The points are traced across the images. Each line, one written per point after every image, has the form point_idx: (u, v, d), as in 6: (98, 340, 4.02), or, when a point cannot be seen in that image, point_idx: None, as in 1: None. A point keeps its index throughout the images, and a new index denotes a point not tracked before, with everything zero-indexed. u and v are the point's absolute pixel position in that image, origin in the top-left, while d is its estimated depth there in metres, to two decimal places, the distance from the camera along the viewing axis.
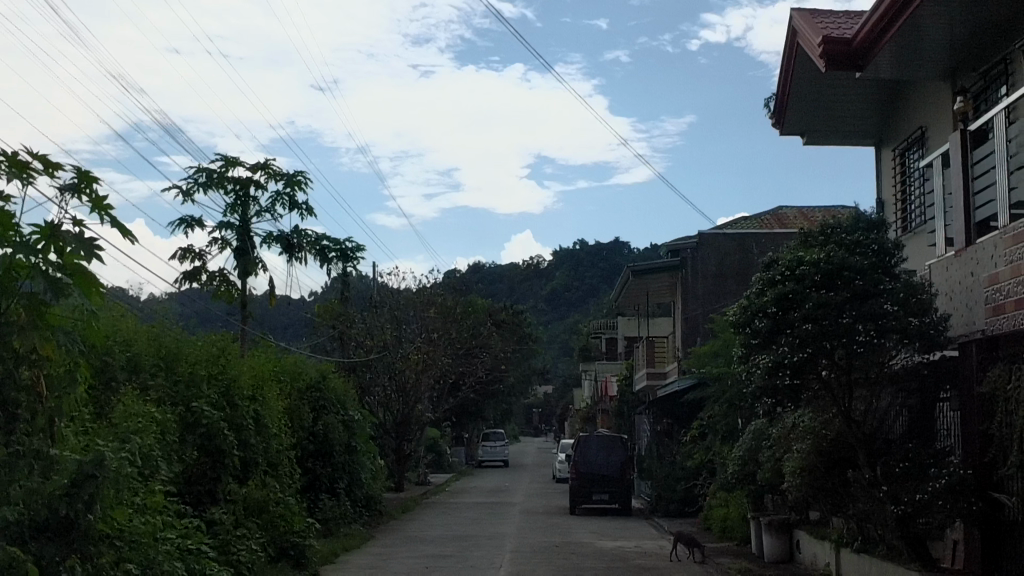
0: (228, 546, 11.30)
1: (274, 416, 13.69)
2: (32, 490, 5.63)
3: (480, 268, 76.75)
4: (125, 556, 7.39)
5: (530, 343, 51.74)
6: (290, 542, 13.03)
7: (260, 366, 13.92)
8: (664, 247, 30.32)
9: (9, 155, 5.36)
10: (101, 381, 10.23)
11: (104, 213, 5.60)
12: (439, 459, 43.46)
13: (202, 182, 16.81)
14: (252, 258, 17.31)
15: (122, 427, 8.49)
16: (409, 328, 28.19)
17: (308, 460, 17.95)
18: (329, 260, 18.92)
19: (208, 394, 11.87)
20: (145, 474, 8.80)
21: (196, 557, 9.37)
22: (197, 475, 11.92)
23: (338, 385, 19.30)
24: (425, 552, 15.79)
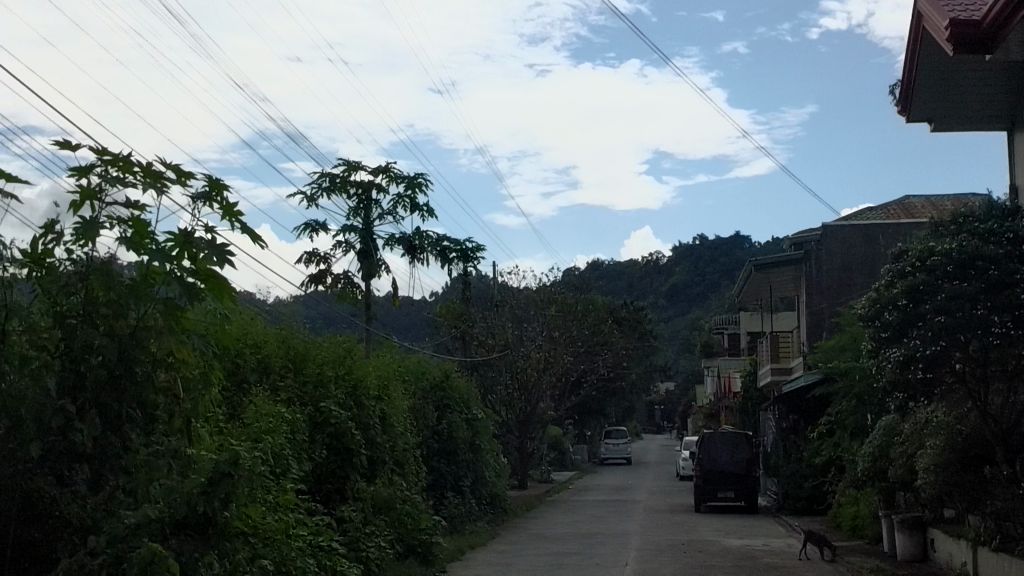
0: (358, 543, 11.46)
1: (400, 415, 13.88)
2: (171, 488, 5.84)
3: (598, 265, 76.76)
4: (259, 552, 7.59)
5: (650, 339, 51.34)
6: (418, 540, 13.07)
7: (386, 366, 14.15)
8: (786, 241, 29.74)
9: (143, 165, 5.60)
10: (233, 383, 10.60)
11: (235, 219, 5.79)
12: (562, 458, 43.51)
13: (325, 187, 17.15)
14: (375, 260, 17.63)
15: (253, 426, 8.76)
16: (530, 327, 28.26)
17: (434, 458, 18.15)
18: (450, 261, 19.13)
19: (336, 393, 12.13)
20: (276, 473, 9.05)
21: (327, 554, 9.59)
22: (326, 474, 12.15)
23: (461, 383, 19.54)
24: (550, 550, 15.82)
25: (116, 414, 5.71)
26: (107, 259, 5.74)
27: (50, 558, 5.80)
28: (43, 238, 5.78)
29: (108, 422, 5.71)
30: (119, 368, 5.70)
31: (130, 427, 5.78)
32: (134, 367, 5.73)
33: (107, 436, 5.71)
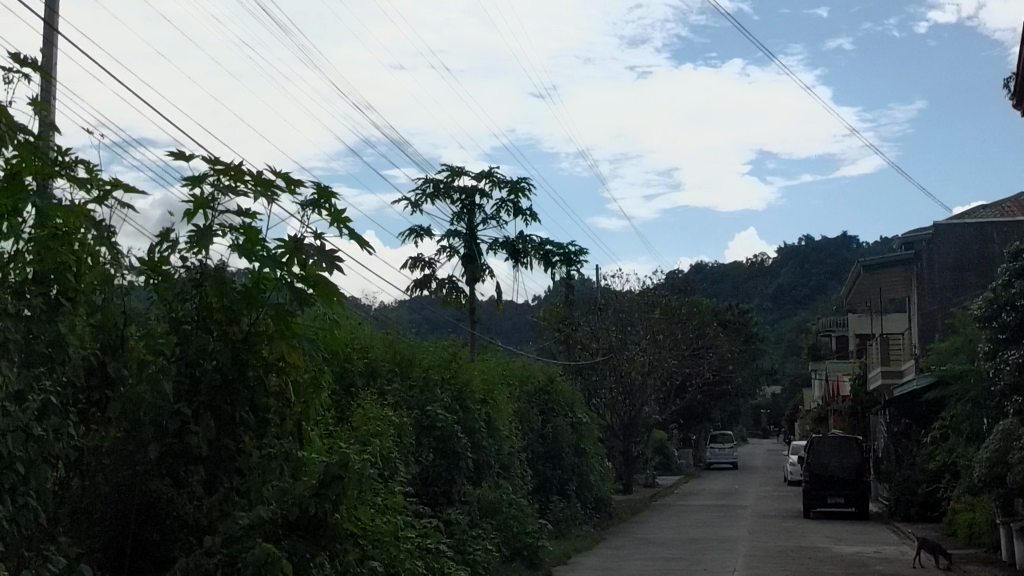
0: (465, 546, 11.47)
1: (505, 419, 13.94)
2: (284, 490, 6.01)
3: (702, 268, 76.05)
4: (370, 554, 7.68)
5: (755, 342, 50.68)
6: (524, 543, 13.05)
7: (491, 370, 14.22)
8: (896, 241, 29.07)
9: (254, 174, 5.74)
10: (341, 386, 10.80)
11: (342, 225, 5.91)
12: (667, 462, 43.22)
13: (429, 193, 17.33)
14: (479, 264, 17.74)
15: (362, 430, 8.88)
16: (634, 330, 28.15)
17: (539, 462, 18.17)
18: (553, 264, 19.16)
19: (442, 397, 12.27)
20: (385, 475, 9.16)
21: (435, 556, 9.66)
22: (433, 476, 12.20)
23: (565, 387, 19.56)
24: (657, 554, 15.72)
25: (230, 417, 5.92)
26: (220, 266, 5.85)
27: (166, 557, 5.94)
28: (160, 246, 5.93)
29: (222, 425, 5.93)
30: (232, 372, 5.93)
31: (243, 429, 5.97)
32: (246, 370, 5.95)
33: (221, 438, 5.92)
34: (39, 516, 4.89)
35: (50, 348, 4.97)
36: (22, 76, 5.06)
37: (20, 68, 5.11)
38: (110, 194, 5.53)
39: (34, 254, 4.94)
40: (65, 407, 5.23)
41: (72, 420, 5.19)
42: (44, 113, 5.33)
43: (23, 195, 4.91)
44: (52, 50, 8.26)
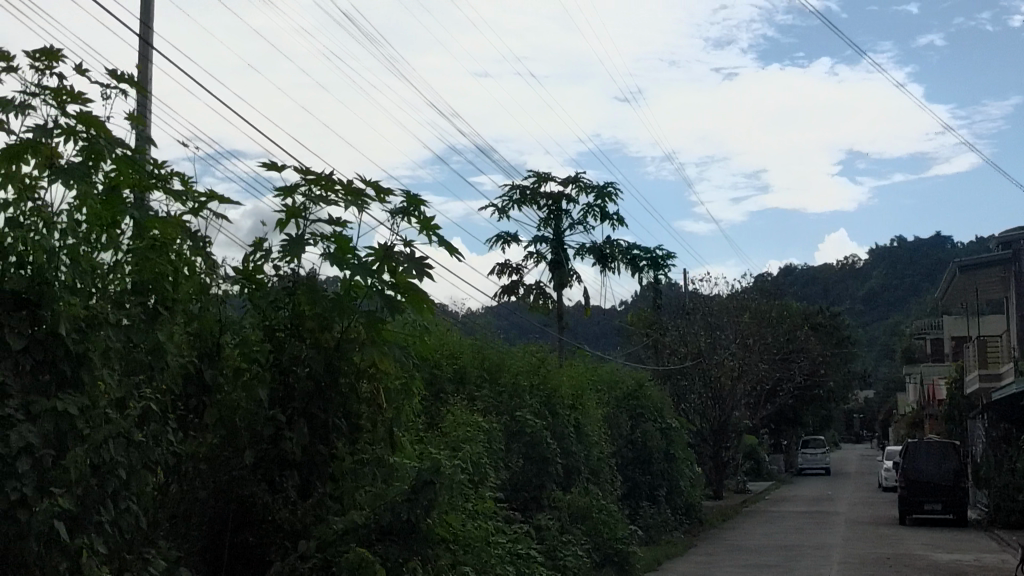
0: (555, 552, 11.43)
1: (594, 425, 13.91)
2: (377, 495, 6.09)
3: (792, 270, 74.98)
4: (462, 559, 7.72)
5: (847, 346, 49.80)
6: (614, 549, 12.90)
7: (579, 375, 14.21)
8: (993, 241, 28.33)
9: (344, 183, 5.82)
10: (431, 393, 10.87)
11: (431, 233, 5.97)
12: (757, 468, 42.68)
13: (516, 199, 17.39)
14: (567, 270, 17.74)
15: (453, 435, 8.93)
16: (723, 335, 27.86)
17: (628, 467, 18.10)
18: (641, 269, 19.08)
19: (531, 403, 12.37)
20: (475, 480, 9.21)
21: (526, 562, 9.67)
22: (523, 482, 12.21)
23: (654, 392, 19.46)
24: (748, 561, 15.54)
25: (323, 423, 6.01)
26: (312, 276, 6.03)
27: (262, 561, 6.06)
28: (254, 255, 6.07)
29: (315, 431, 6.02)
30: (324, 379, 6.00)
31: (336, 436, 6.06)
32: (339, 377, 6.03)
33: (315, 444, 6.01)
34: (140, 518, 5.03)
35: (149, 355, 5.09)
36: (120, 92, 5.20)
37: (117, 84, 5.25)
38: (205, 206, 5.65)
39: (133, 264, 5.06)
40: (164, 413, 5.36)
41: (171, 426, 5.35)
42: (141, 127, 5.48)
43: (121, 207, 5.01)
44: (147, 64, 8.47)
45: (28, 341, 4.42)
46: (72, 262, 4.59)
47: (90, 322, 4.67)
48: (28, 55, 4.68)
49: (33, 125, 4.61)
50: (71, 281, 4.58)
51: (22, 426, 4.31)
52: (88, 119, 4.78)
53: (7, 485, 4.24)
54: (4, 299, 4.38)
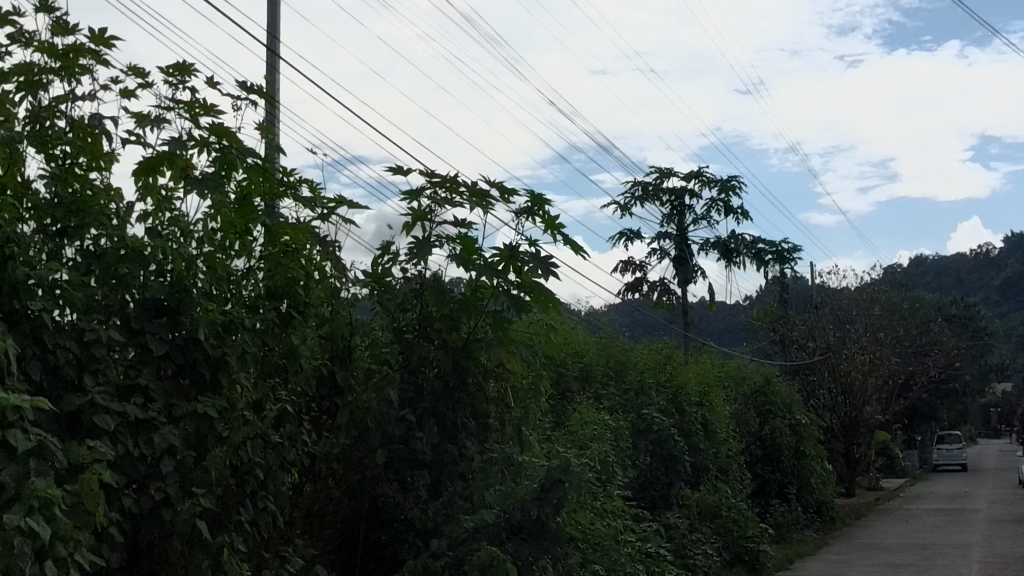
0: (685, 550, 11.32)
1: (723, 422, 13.73)
2: (506, 494, 6.08)
3: (922, 261, 72.90)
4: (590, 558, 7.72)
5: (984, 338, 48.18)
6: (745, 548, 12.39)
7: (707, 372, 14.06)
8: None
9: (469, 185, 5.86)
10: (557, 391, 10.90)
11: (556, 231, 5.96)
12: (890, 464, 41.60)
13: (639, 196, 17.29)
14: (691, 266, 17.57)
15: (579, 434, 8.93)
16: (853, 328, 27.23)
17: (757, 465, 17.87)
18: (767, 263, 18.78)
19: (658, 400, 12.34)
20: (603, 479, 9.18)
21: (656, 560, 9.60)
22: (650, 480, 12.08)
23: (782, 389, 19.15)
24: (884, 561, 15.14)
25: (452, 423, 6.08)
26: (439, 277, 6.10)
27: (395, 559, 6.14)
28: (382, 258, 6.14)
29: (445, 431, 6.09)
30: (453, 379, 6.09)
31: (465, 435, 6.11)
32: (467, 378, 6.11)
33: (444, 443, 6.08)
34: (277, 518, 5.15)
35: (283, 358, 5.21)
36: (250, 102, 5.33)
37: (247, 95, 5.39)
38: (334, 212, 5.75)
39: (266, 270, 5.18)
40: (298, 415, 5.49)
41: (305, 427, 5.48)
42: (270, 137, 5.61)
43: (254, 215, 5.11)
44: (275, 75, 8.69)
45: (169, 346, 4.58)
46: (208, 269, 4.73)
47: (226, 327, 4.81)
48: (162, 70, 4.83)
49: (168, 138, 4.74)
50: (208, 288, 4.71)
51: (166, 429, 4.46)
52: (220, 130, 4.92)
53: (151, 485, 4.41)
54: (146, 306, 4.55)
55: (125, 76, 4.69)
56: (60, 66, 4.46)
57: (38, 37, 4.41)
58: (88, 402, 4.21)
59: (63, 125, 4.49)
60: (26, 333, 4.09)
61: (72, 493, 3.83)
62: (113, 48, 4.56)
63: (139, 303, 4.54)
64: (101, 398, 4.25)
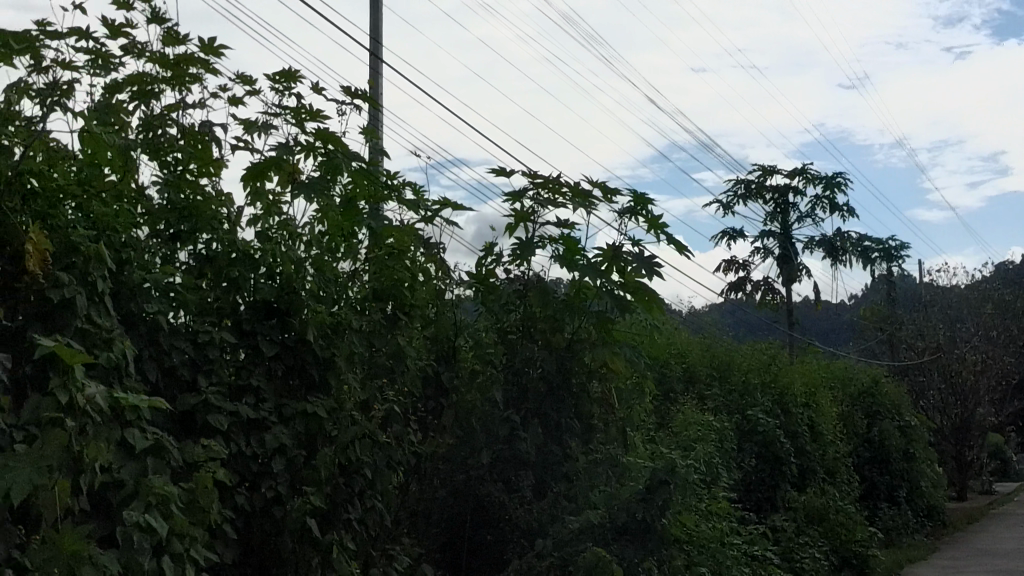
0: (792, 554, 10.82)
1: (830, 422, 13.44)
2: (611, 495, 6.09)
3: None
4: (696, 560, 7.65)
5: None
6: (852, 552, 11.65)
7: (813, 373, 13.82)
8: None
9: (571, 186, 5.86)
10: (661, 392, 10.85)
11: (659, 231, 5.92)
12: (1005, 468, 40.35)
13: (742, 194, 17.07)
14: (795, 265, 17.28)
15: (684, 434, 8.85)
16: (965, 327, 26.49)
17: (865, 467, 17.62)
18: (873, 261, 18.37)
19: (763, 401, 12.19)
20: (708, 481, 9.10)
21: (762, 563, 9.47)
22: (757, 482, 12.00)
23: (891, 389, 18.77)
24: (1000, 567, 14.66)
25: (557, 423, 6.08)
26: (543, 278, 6.05)
27: (500, 559, 6.15)
28: (486, 259, 6.17)
29: (549, 432, 6.09)
30: (557, 380, 6.07)
31: (570, 436, 6.11)
32: (570, 378, 6.09)
33: (549, 444, 6.09)
34: (384, 517, 5.20)
35: (390, 359, 5.27)
36: (354, 107, 5.41)
37: (352, 100, 5.47)
38: (438, 214, 5.80)
39: (371, 272, 5.25)
40: (405, 415, 5.55)
41: (412, 427, 5.54)
42: (374, 141, 5.69)
43: (358, 218, 5.16)
44: (378, 78, 8.81)
45: (279, 347, 4.66)
46: (317, 271, 4.80)
47: (335, 328, 4.89)
48: (268, 77, 4.93)
49: (276, 144, 4.83)
50: (317, 289, 4.79)
51: (276, 428, 4.55)
52: (325, 135, 4.99)
53: (263, 483, 4.52)
54: (257, 308, 4.64)
55: (234, 83, 4.80)
56: (171, 76, 4.58)
57: (150, 47, 4.53)
58: (202, 401, 4.31)
59: (175, 133, 4.60)
60: (143, 334, 4.19)
61: (187, 491, 3.90)
62: (222, 57, 4.66)
63: (251, 305, 4.64)
64: (215, 398, 4.35)
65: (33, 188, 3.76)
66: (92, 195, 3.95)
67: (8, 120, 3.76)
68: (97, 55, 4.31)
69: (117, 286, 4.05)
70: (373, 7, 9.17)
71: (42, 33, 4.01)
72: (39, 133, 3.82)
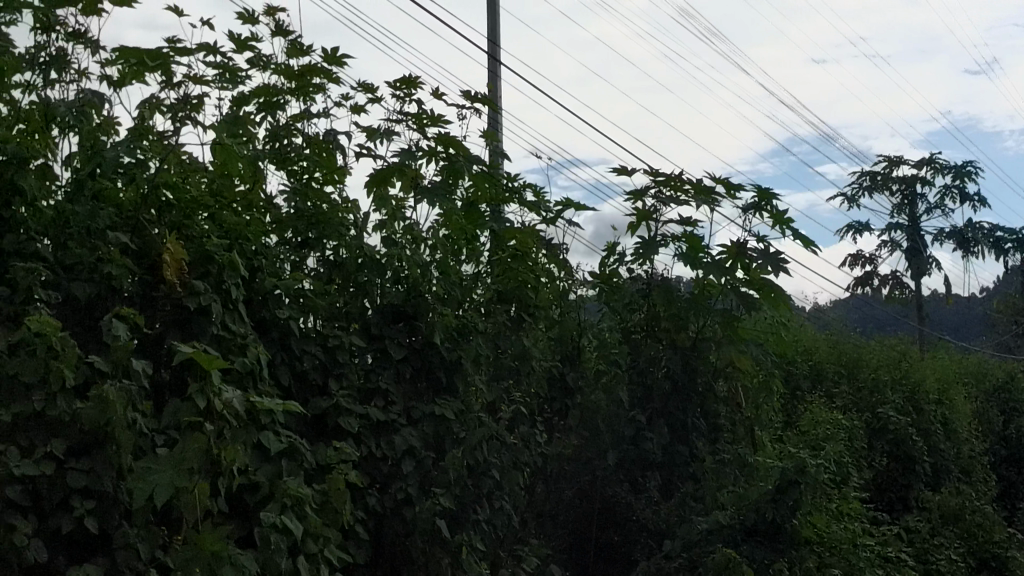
0: (927, 555, 10.38)
1: (965, 420, 12.98)
2: (740, 495, 6.04)
3: None
4: (827, 562, 7.48)
5: None
6: (992, 554, 10.96)
7: (946, 371, 13.45)
8: None
9: (694, 183, 5.79)
10: (787, 390, 10.69)
11: (785, 226, 5.83)
12: None
13: (867, 186, 16.66)
14: (925, 258, 16.81)
15: (813, 433, 8.66)
16: None
17: (1003, 466, 16.67)
18: (1007, 252, 17.75)
19: (893, 398, 11.92)
20: (838, 480, 8.89)
21: (896, 565, 9.19)
22: (888, 481, 11.64)
23: None
24: None
25: (683, 423, 6.09)
26: (666, 278, 6.12)
27: (629, 560, 6.11)
28: (608, 259, 6.15)
29: (676, 433, 6.09)
30: (683, 379, 6.09)
31: (697, 436, 6.10)
32: (696, 377, 6.11)
33: (675, 444, 6.06)
34: (512, 518, 5.22)
35: (516, 361, 5.29)
36: (474, 111, 5.43)
37: (472, 104, 5.50)
38: (560, 215, 5.81)
39: (494, 274, 5.29)
40: (532, 416, 5.55)
41: (539, 428, 5.53)
42: (495, 143, 5.70)
43: (480, 221, 5.22)
44: (497, 81, 8.86)
45: (407, 350, 4.72)
46: (442, 275, 4.87)
47: (461, 331, 4.94)
48: (390, 84, 4.99)
49: (398, 150, 4.89)
50: (442, 293, 4.85)
51: (406, 430, 4.60)
52: (447, 140, 5.03)
53: (393, 485, 4.57)
54: (384, 312, 4.72)
55: (356, 91, 4.87)
56: (295, 87, 4.68)
57: (275, 60, 4.63)
58: (333, 405, 4.38)
59: (301, 142, 4.69)
60: (275, 339, 4.29)
61: (320, 492, 3.98)
62: (344, 66, 4.73)
63: (379, 309, 4.71)
64: (345, 401, 4.42)
65: (167, 201, 3.85)
66: (223, 207, 4.05)
67: (144, 135, 3.87)
68: (225, 69, 4.43)
69: (250, 292, 4.18)
70: (491, 11, 9.21)
71: (173, 50, 4.12)
72: (173, 147, 3.92)
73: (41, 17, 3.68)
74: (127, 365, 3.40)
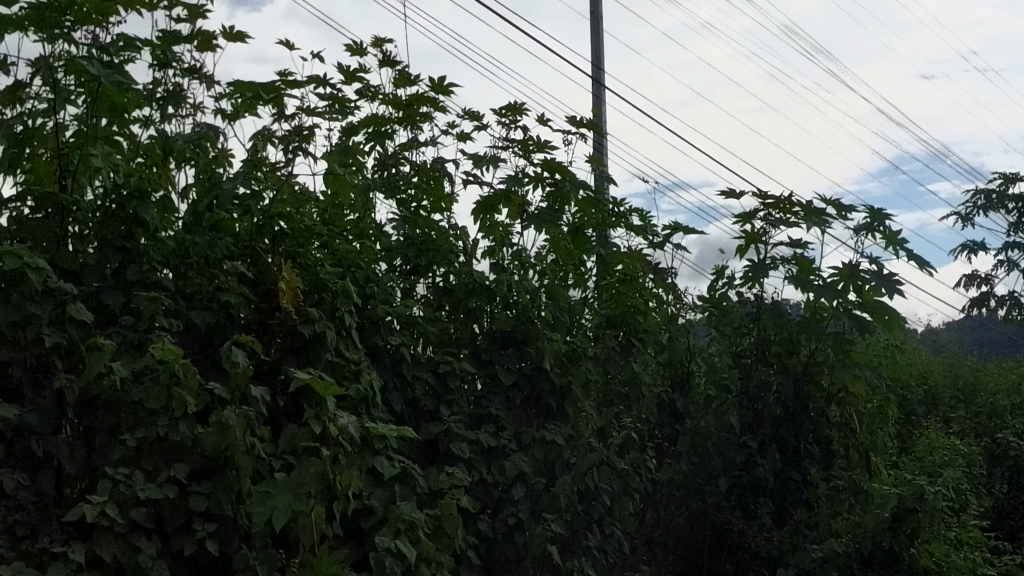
0: None
1: None
2: (856, 522, 5.74)
3: None
4: None
5: None
6: None
7: None
8: None
9: (803, 204, 5.73)
10: (902, 415, 10.42)
11: (898, 246, 5.72)
12: None
13: (982, 205, 16.21)
14: None
15: (930, 460, 8.42)
16: None
17: None
18: None
19: (1013, 423, 11.52)
20: (956, 508, 8.62)
21: None
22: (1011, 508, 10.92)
23: None
24: None
25: (795, 451, 6.02)
26: (776, 301, 6.10)
27: None
28: (717, 282, 6.11)
29: (789, 458, 6.04)
30: (794, 405, 6.03)
31: (809, 462, 6.03)
32: (808, 403, 6.04)
33: (788, 470, 6.01)
34: (623, 544, 5.19)
35: (625, 386, 5.29)
36: (580, 136, 5.45)
37: (578, 129, 5.52)
38: (667, 240, 5.79)
39: (602, 298, 5.33)
40: (642, 442, 5.53)
41: (649, 453, 5.50)
42: (600, 168, 5.72)
43: (588, 246, 5.19)
44: (602, 106, 8.89)
45: (517, 376, 4.74)
46: (551, 300, 4.89)
47: (571, 355, 4.95)
48: (496, 112, 5.05)
49: (504, 176, 4.92)
50: (551, 318, 4.87)
51: (516, 456, 4.59)
52: (553, 166, 5.06)
53: (504, 510, 4.58)
54: (494, 338, 4.75)
55: (462, 119, 4.93)
56: (403, 116, 4.76)
57: (383, 90, 4.72)
58: (445, 430, 4.40)
59: (408, 171, 4.77)
60: (388, 366, 4.35)
61: (433, 517, 4.00)
62: (451, 94, 4.80)
63: (488, 335, 4.75)
64: (457, 426, 4.43)
65: (281, 230, 3.94)
66: (336, 235, 4.12)
67: (257, 166, 3.95)
68: (335, 100, 4.53)
69: (362, 319, 4.24)
70: (595, 36, 9.25)
71: (285, 84, 4.24)
72: (286, 177, 3.99)
73: (158, 54, 3.81)
74: (245, 391, 3.49)
